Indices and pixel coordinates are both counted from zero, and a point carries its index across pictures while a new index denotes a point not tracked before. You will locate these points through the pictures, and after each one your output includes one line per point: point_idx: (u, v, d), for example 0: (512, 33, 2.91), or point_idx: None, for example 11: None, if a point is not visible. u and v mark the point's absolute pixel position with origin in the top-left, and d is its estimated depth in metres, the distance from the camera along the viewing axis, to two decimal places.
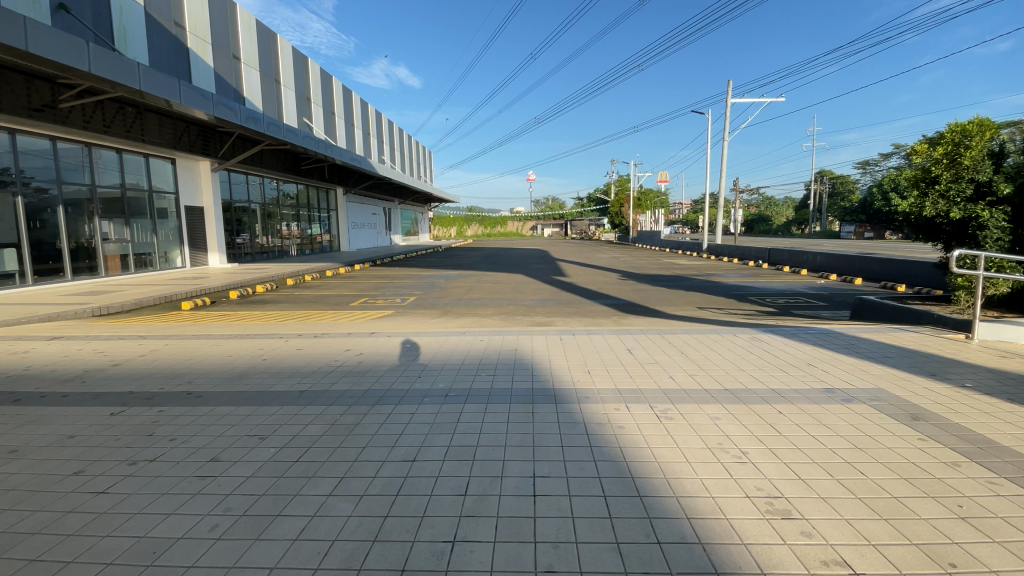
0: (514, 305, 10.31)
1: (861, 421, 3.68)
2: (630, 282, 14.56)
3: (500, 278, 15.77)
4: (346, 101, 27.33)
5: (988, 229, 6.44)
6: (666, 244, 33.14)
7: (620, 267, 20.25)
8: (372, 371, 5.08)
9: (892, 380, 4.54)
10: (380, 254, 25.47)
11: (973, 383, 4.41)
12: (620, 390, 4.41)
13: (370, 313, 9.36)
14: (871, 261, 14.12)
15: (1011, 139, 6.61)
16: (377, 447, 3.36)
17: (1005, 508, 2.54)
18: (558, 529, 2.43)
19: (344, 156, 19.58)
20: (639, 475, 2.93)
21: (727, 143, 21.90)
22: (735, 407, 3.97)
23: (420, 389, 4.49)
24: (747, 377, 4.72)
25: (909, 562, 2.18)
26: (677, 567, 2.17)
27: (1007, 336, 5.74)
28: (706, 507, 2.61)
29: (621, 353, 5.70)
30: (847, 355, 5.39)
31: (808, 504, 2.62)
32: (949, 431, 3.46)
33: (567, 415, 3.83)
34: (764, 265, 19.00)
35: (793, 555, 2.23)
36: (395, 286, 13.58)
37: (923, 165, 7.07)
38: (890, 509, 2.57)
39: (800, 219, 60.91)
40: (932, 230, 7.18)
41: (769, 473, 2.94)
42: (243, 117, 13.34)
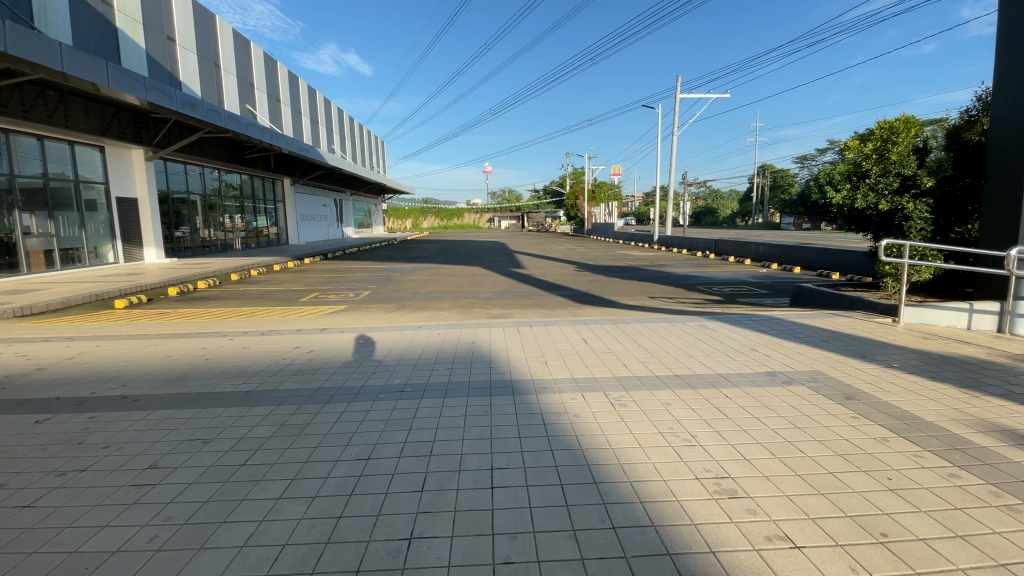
0: (471, 298, 10.23)
1: (800, 401, 3.90)
2: (586, 273, 14.73)
3: (456, 270, 15.72)
4: (292, 87, 26.20)
5: (913, 220, 6.93)
6: (620, 237, 33.95)
7: (576, 258, 20.54)
8: (324, 368, 4.93)
9: (828, 362, 4.83)
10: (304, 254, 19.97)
11: (899, 363, 4.76)
12: (575, 378, 4.49)
13: (322, 309, 9.04)
14: (808, 250, 14.82)
15: (934, 136, 7.11)
16: (329, 446, 3.26)
17: (929, 480, 2.75)
18: (516, 520, 2.44)
19: (290, 145, 18.79)
20: (595, 462, 2.99)
21: (676, 138, 22.66)
22: (685, 393, 4.11)
23: (375, 385, 4.40)
24: (696, 364, 4.89)
25: (844, 533, 2.33)
26: (631, 550, 2.23)
27: (929, 319, 6.21)
28: (659, 490, 2.70)
29: (576, 343, 5.78)
30: (787, 340, 5.69)
31: (753, 483, 2.75)
32: (876, 408, 3.73)
33: (524, 406, 3.85)
34: (712, 255, 19.69)
35: (739, 533, 2.34)
36: (347, 280, 13.23)
37: (855, 159, 7.49)
38: (827, 484, 2.74)
39: (744, 211, 63.55)
40: (862, 221, 7.62)
41: (717, 455, 3.07)
42: (179, 102, 12.52)
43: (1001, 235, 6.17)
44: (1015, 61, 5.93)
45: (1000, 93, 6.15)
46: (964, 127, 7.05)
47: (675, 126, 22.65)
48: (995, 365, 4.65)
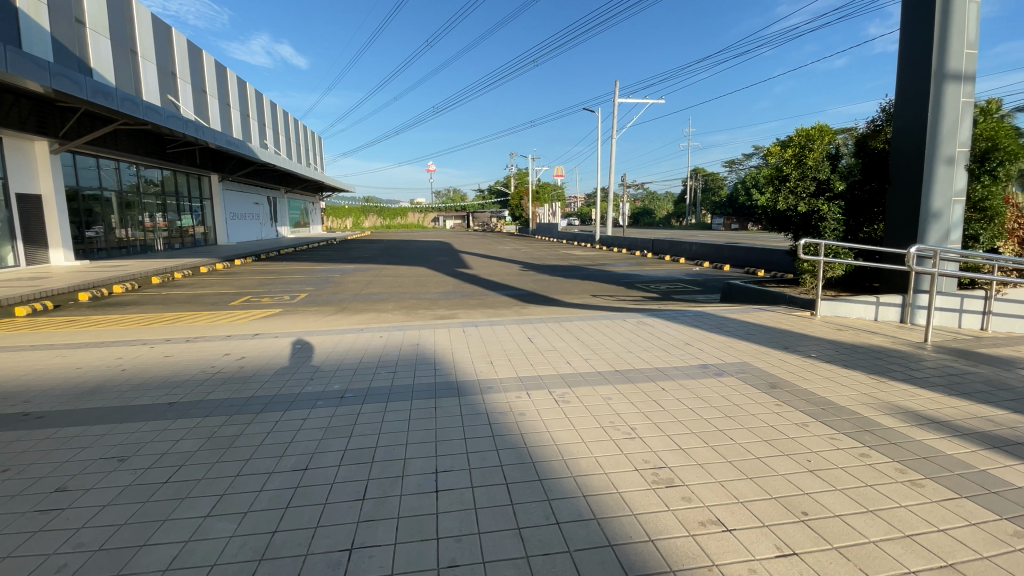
0: (415, 299, 10.08)
1: (730, 391, 4.13)
2: (531, 272, 14.89)
3: (399, 271, 15.41)
4: (220, 78, 24.72)
5: (827, 221, 7.53)
6: (563, 237, 34.56)
7: (520, 258, 20.69)
8: (257, 376, 4.69)
9: (755, 354, 5.15)
10: (234, 253, 19.27)
11: (816, 353, 5.15)
12: (521, 377, 4.52)
13: (256, 313, 8.60)
14: (736, 249, 15.73)
15: (845, 143, 7.75)
16: (263, 458, 3.10)
17: (843, 460, 2.99)
18: (461, 522, 2.42)
19: (218, 139, 17.71)
20: (539, 459, 3.03)
21: (615, 140, 23.39)
22: (624, 387, 4.25)
23: (312, 392, 4.23)
24: (635, 359, 5.07)
25: (770, 514, 2.48)
26: (574, 544, 2.27)
27: (842, 312, 6.74)
28: (601, 483, 2.76)
29: (521, 342, 5.82)
30: (718, 334, 6.01)
31: (688, 472, 2.88)
32: (797, 395, 4.01)
33: (470, 407, 3.83)
34: (649, 254, 20.46)
35: (676, 520, 2.44)
36: (282, 282, 12.63)
37: (775, 164, 8.01)
38: (756, 469, 2.91)
39: (679, 213, 66.58)
40: (784, 221, 8.16)
41: (655, 446, 3.18)
42: (90, 91, 11.46)
43: (902, 234, 6.78)
44: (912, 78, 6.58)
45: (899, 107, 6.79)
46: (871, 136, 7.66)
47: (614, 130, 23.37)
48: (898, 353, 5.12)
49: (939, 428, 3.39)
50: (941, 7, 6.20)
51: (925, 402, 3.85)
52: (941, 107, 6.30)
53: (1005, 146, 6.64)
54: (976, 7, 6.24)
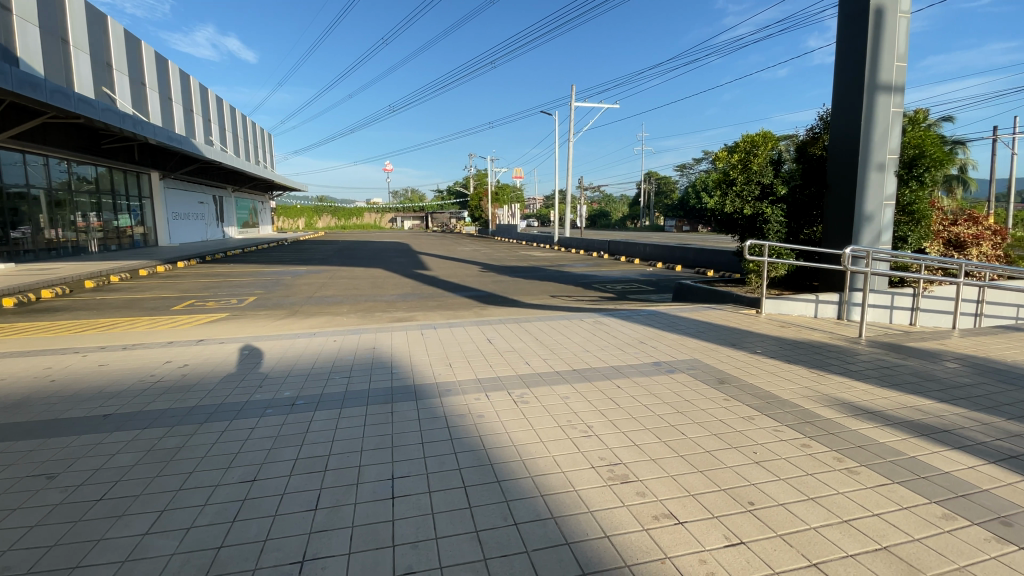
0: (371, 301, 9.87)
1: (682, 388, 4.27)
2: (490, 273, 14.87)
3: (355, 272, 15.08)
4: (161, 71, 23.44)
5: (771, 223, 7.91)
6: (522, 238, 34.76)
7: (479, 259, 20.65)
8: (202, 384, 4.47)
9: (704, 351, 5.35)
10: (183, 254, 19.17)
11: (761, 349, 5.40)
12: (480, 378, 4.52)
13: (201, 317, 8.20)
14: (687, 250, 16.27)
15: (787, 149, 8.17)
16: (208, 470, 2.96)
17: (786, 451, 3.14)
18: (418, 528, 2.39)
19: (159, 135, 16.79)
20: (498, 461, 3.03)
21: (572, 143, 23.76)
22: (581, 386, 4.32)
23: (262, 399, 4.08)
24: (592, 358, 5.15)
25: (719, 506, 2.58)
26: (532, 544, 2.28)
27: (785, 309, 7.10)
28: (558, 482, 2.80)
29: (480, 343, 5.81)
30: (671, 332, 6.20)
31: (642, 467, 2.95)
32: (744, 390, 4.19)
33: (427, 411, 3.79)
34: (606, 255, 20.84)
35: (631, 515, 2.49)
36: (230, 286, 12.08)
37: (723, 169, 8.35)
38: (706, 463, 3.02)
39: (634, 215, 68.18)
40: (731, 224, 8.51)
41: (611, 443, 3.25)
42: (16, 82, 10.60)
43: (838, 236, 7.20)
44: (848, 87, 6.98)
45: (836, 113, 7.20)
46: (810, 143, 8.11)
47: (571, 133, 23.73)
48: (835, 348, 5.44)
49: (872, 418, 3.63)
50: (874, 21, 6.63)
51: (859, 393, 4.10)
52: (872, 116, 6.75)
53: (930, 153, 7.11)
54: (904, 22, 6.71)
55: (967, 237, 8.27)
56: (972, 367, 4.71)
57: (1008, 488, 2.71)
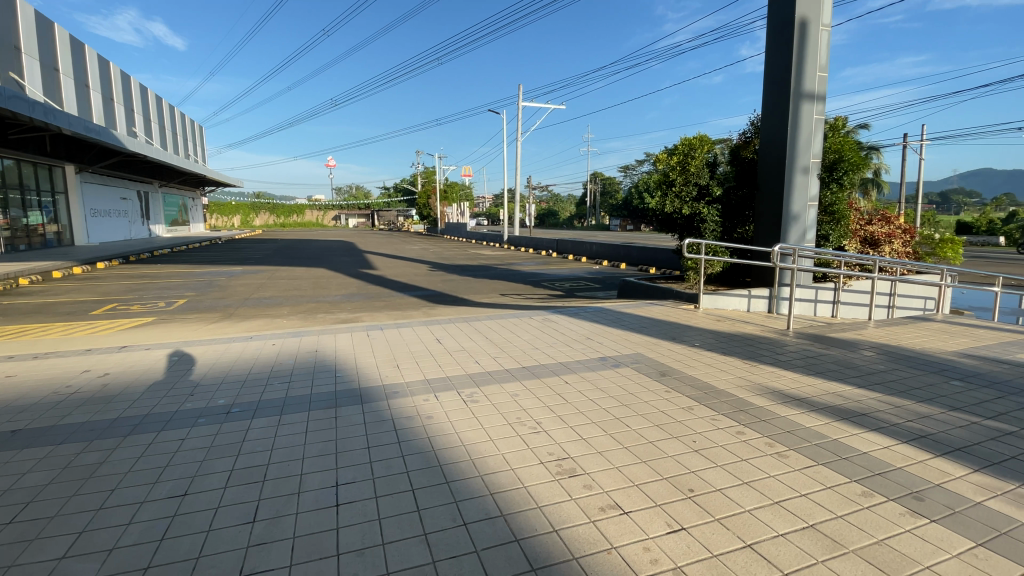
0: (313, 302, 9.52)
1: (626, 381, 4.40)
2: (438, 273, 14.70)
3: (297, 273, 14.51)
4: (77, 56, 21.57)
5: (707, 223, 8.30)
6: (471, 237, 34.62)
7: (427, 257, 20.40)
8: (127, 394, 4.16)
9: (647, 345, 5.54)
10: (100, 254, 17.78)
11: (700, 342, 5.66)
12: (428, 379, 4.47)
13: (124, 323, 7.62)
14: (631, 249, 16.77)
15: (722, 153, 8.60)
16: (133, 486, 2.76)
17: (723, 439, 3.31)
18: (363, 535, 2.33)
19: (75, 125, 15.45)
20: (446, 462, 3.01)
21: (520, 143, 23.95)
22: (530, 382, 4.36)
23: (193, 409, 3.84)
24: (540, 355, 5.22)
25: (662, 494, 2.68)
26: (481, 543, 2.28)
27: (720, 304, 7.46)
28: (507, 479, 2.81)
29: (428, 343, 5.74)
30: (616, 328, 6.38)
31: (589, 461, 3.02)
32: (684, 381, 4.38)
33: (373, 414, 3.70)
34: (553, 254, 21.12)
35: (578, 508, 2.55)
36: (157, 288, 11.30)
37: (662, 171, 8.64)
38: (649, 453, 3.13)
39: (581, 214, 69.54)
40: (670, 224, 8.85)
41: (559, 439, 3.30)
42: None
43: (769, 235, 7.65)
44: (775, 95, 7.43)
45: (766, 118, 7.62)
46: (742, 146, 8.58)
47: (519, 133, 23.90)
48: (766, 340, 5.78)
49: (798, 404, 3.90)
50: (799, 33, 7.07)
51: (788, 381, 4.39)
52: (798, 122, 7.20)
53: (848, 158, 7.76)
54: (826, 35, 7.16)
55: (880, 235, 9.02)
56: (885, 355, 5.14)
57: (917, 465, 2.98)
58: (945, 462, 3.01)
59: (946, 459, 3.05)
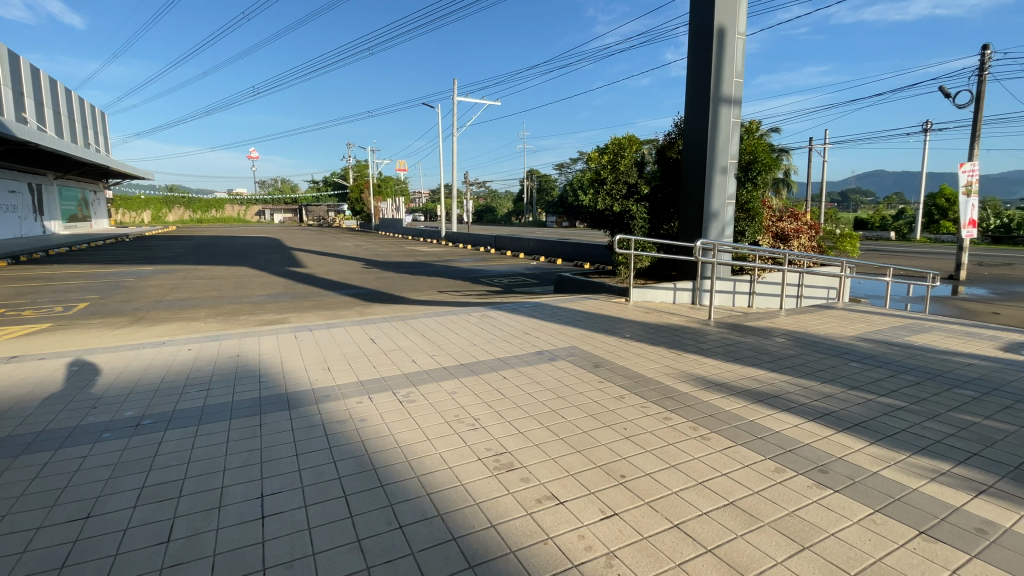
0: (236, 304, 8.95)
1: (562, 374, 4.50)
2: (373, 270, 14.31)
3: (218, 272, 13.62)
4: None
5: (636, 220, 8.65)
6: (407, 233, 33.93)
7: (362, 254, 19.78)
8: (15, 410, 3.72)
9: (582, 338, 5.69)
10: None
11: (631, 334, 5.89)
12: (362, 380, 4.34)
13: (13, 330, 6.82)
14: (567, 244, 17.12)
15: (649, 153, 8.98)
16: (25, 512, 2.47)
17: (653, 425, 3.46)
18: (292, 546, 2.23)
19: None
20: (381, 465, 2.93)
21: (456, 138, 23.75)
22: (468, 379, 4.35)
23: (97, 423, 3.50)
24: (478, 351, 5.22)
25: (596, 482, 2.77)
26: (417, 545, 2.25)
27: (649, 297, 7.81)
28: (444, 478, 2.79)
29: (361, 344, 5.57)
30: (552, 322, 6.51)
31: (526, 454, 3.06)
32: (616, 371, 4.55)
33: (302, 420, 3.54)
34: (492, 250, 21.11)
35: (515, 502, 2.57)
36: (54, 291, 10.20)
37: (594, 169, 8.92)
38: (583, 443, 3.22)
39: (519, 210, 70.06)
40: (602, 221, 9.14)
41: (497, 434, 3.32)
42: None
43: (692, 232, 8.08)
44: (696, 98, 7.84)
45: (689, 119, 8.01)
46: (668, 147, 8.98)
47: (455, 127, 23.69)
48: (691, 329, 6.12)
49: (719, 388, 4.16)
50: (717, 41, 7.48)
51: (711, 368, 4.67)
52: (716, 125, 7.63)
53: (762, 159, 8.30)
54: (741, 43, 7.60)
55: (789, 231, 9.80)
56: (795, 341, 5.60)
57: (822, 441, 3.27)
58: (845, 436, 3.33)
59: (847, 434, 3.37)
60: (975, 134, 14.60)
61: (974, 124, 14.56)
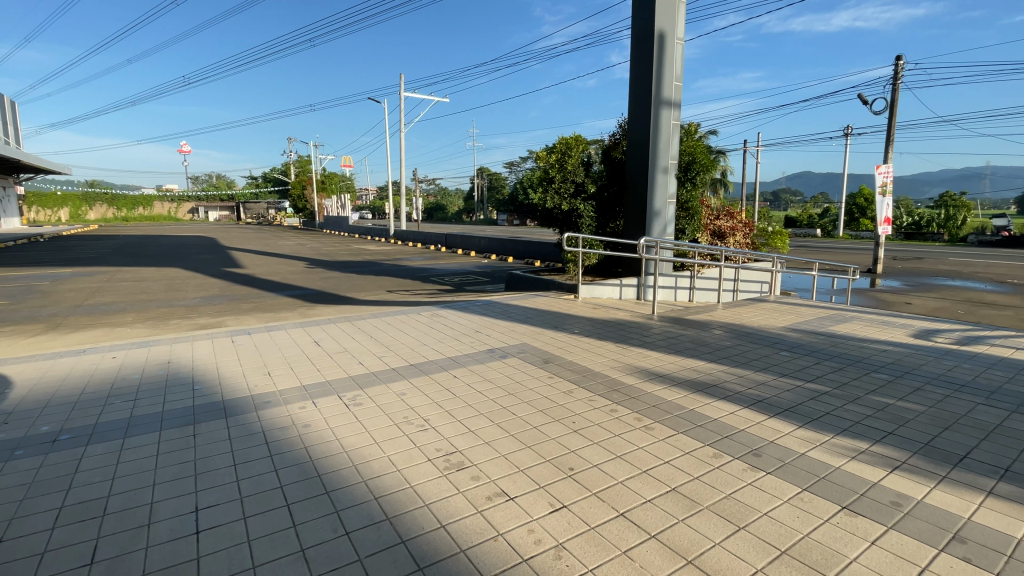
0: (167, 308, 8.41)
1: (512, 371, 4.53)
2: (318, 270, 13.83)
3: (147, 274, 12.75)
4: None
5: (584, 218, 8.82)
6: (354, 231, 33.03)
7: (306, 254, 19.08)
8: None
9: (532, 335, 5.76)
10: None
11: (580, 329, 6.01)
12: (305, 385, 4.19)
13: None
14: (517, 243, 17.23)
15: (595, 153, 9.20)
16: None
17: (600, 418, 3.55)
18: (230, 561, 2.13)
19: None
20: (326, 471, 2.85)
21: (404, 134, 23.37)
22: (418, 380, 4.30)
23: (6, 440, 3.19)
24: (428, 351, 5.17)
25: (545, 476, 2.81)
26: (365, 551, 2.21)
27: (596, 293, 8.00)
28: (392, 481, 2.75)
29: (306, 346, 5.38)
30: (502, 320, 6.54)
31: (476, 452, 3.06)
32: (565, 366, 4.63)
33: (241, 428, 3.38)
34: (443, 248, 20.92)
35: (465, 501, 2.57)
36: None
37: (543, 168, 9.02)
38: (533, 438, 3.25)
39: (469, 208, 69.77)
40: (551, 220, 9.26)
41: (447, 434, 3.30)
42: None
43: (637, 230, 8.33)
44: (638, 99, 8.06)
45: (632, 121, 8.26)
46: (612, 147, 9.23)
47: (402, 123, 23.30)
48: (636, 324, 6.32)
49: (663, 380, 4.33)
50: (658, 44, 7.75)
51: (655, 360, 4.84)
52: (658, 127, 7.92)
53: (699, 160, 8.71)
54: (680, 48, 7.92)
55: (726, 228, 10.31)
56: (732, 333, 5.90)
57: (756, 426, 3.47)
58: (777, 421, 3.55)
59: (779, 419, 3.59)
60: (889, 139, 15.85)
61: (888, 129, 15.81)
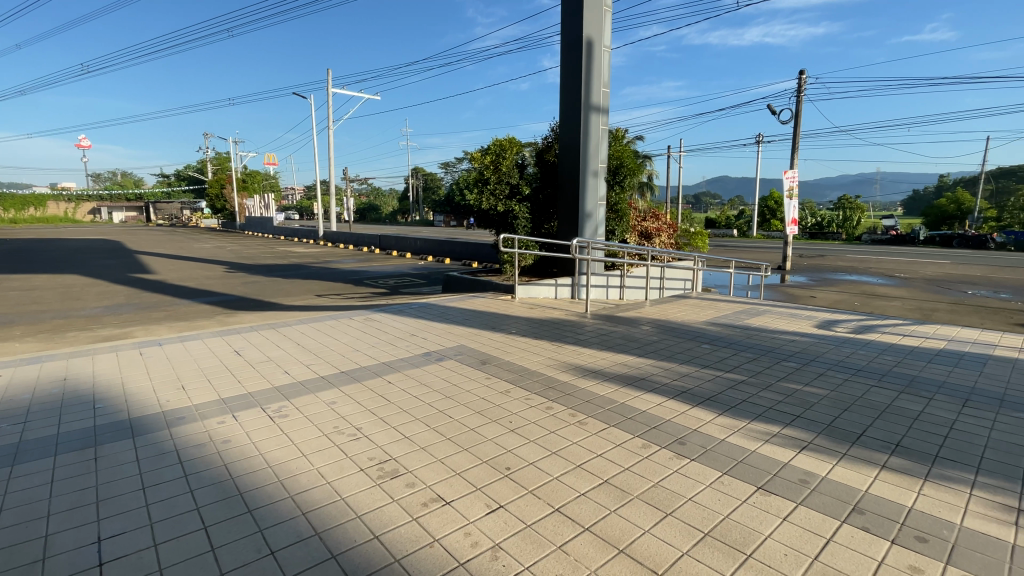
0: (63, 319, 7.58)
1: (449, 374, 4.49)
2: (240, 275, 12.99)
3: (38, 282, 11.43)
4: None
5: (519, 219, 8.91)
6: (280, 232, 31.38)
7: (226, 257, 17.92)
8: None
9: (469, 336, 5.74)
10: None
11: (516, 329, 6.07)
12: (225, 398, 3.92)
13: None
14: (454, 244, 17.11)
15: (528, 155, 9.35)
16: None
17: (536, 416, 3.59)
18: None
19: None
20: (248, 488, 2.69)
21: (333, 132, 22.56)
22: (350, 387, 4.15)
23: None
24: (361, 357, 5.01)
25: (482, 478, 2.81)
26: (291, 570, 2.11)
27: (532, 293, 8.11)
28: (322, 494, 2.64)
29: (226, 356, 5.05)
30: (438, 322, 6.46)
31: (412, 458, 3.01)
32: (502, 367, 4.66)
33: (151, 447, 3.11)
34: (377, 249, 20.36)
35: (400, 509, 2.52)
36: None
37: (478, 169, 9.03)
38: (469, 440, 3.24)
39: (403, 208, 68.44)
40: (486, 221, 9.27)
41: (381, 441, 3.22)
42: None
43: (569, 231, 8.52)
44: (569, 103, 8.24)
45: (563, 124, 8.44)
46: (545, 150, 9.41)
47: (331, 120, 22.48)
48: (570, 322, 6.47)
49: (596, 376, 4.46)
50: (586, 50, 7.98)
51: (588, 357, 4.98)
52: (587, 131, 8.16)
53: (627, 164, 9.10)
54: (607, 55, 8.20)
55: (653, 229, 10.81)
56: (660, 329, 6.19)
57: (682, 415, 3.66)
58: (700, 410, 3.77)
59: (702, 408, 3.81)
60: (795, 147, 17.28)
61: (793, 138, 17.26)
